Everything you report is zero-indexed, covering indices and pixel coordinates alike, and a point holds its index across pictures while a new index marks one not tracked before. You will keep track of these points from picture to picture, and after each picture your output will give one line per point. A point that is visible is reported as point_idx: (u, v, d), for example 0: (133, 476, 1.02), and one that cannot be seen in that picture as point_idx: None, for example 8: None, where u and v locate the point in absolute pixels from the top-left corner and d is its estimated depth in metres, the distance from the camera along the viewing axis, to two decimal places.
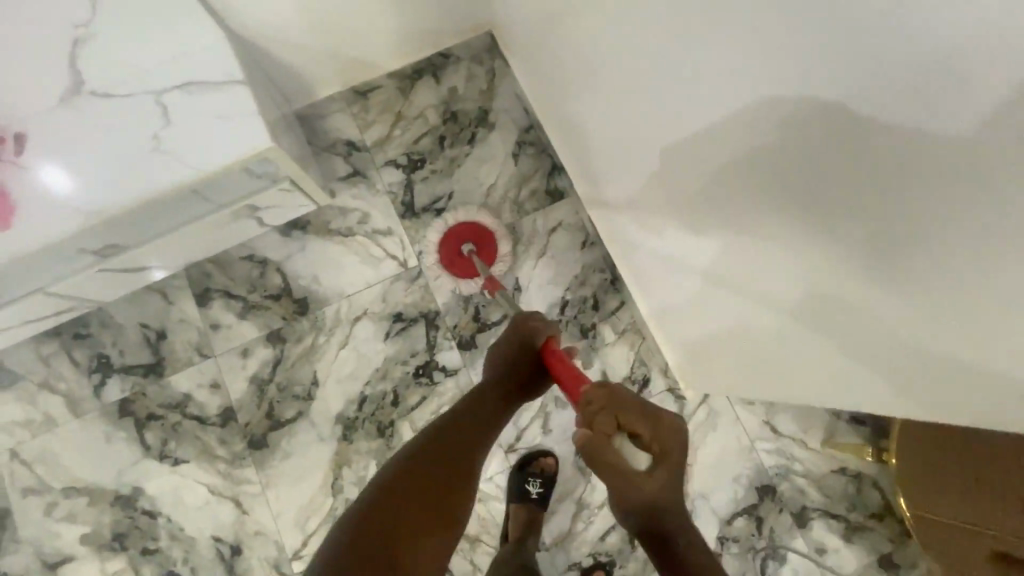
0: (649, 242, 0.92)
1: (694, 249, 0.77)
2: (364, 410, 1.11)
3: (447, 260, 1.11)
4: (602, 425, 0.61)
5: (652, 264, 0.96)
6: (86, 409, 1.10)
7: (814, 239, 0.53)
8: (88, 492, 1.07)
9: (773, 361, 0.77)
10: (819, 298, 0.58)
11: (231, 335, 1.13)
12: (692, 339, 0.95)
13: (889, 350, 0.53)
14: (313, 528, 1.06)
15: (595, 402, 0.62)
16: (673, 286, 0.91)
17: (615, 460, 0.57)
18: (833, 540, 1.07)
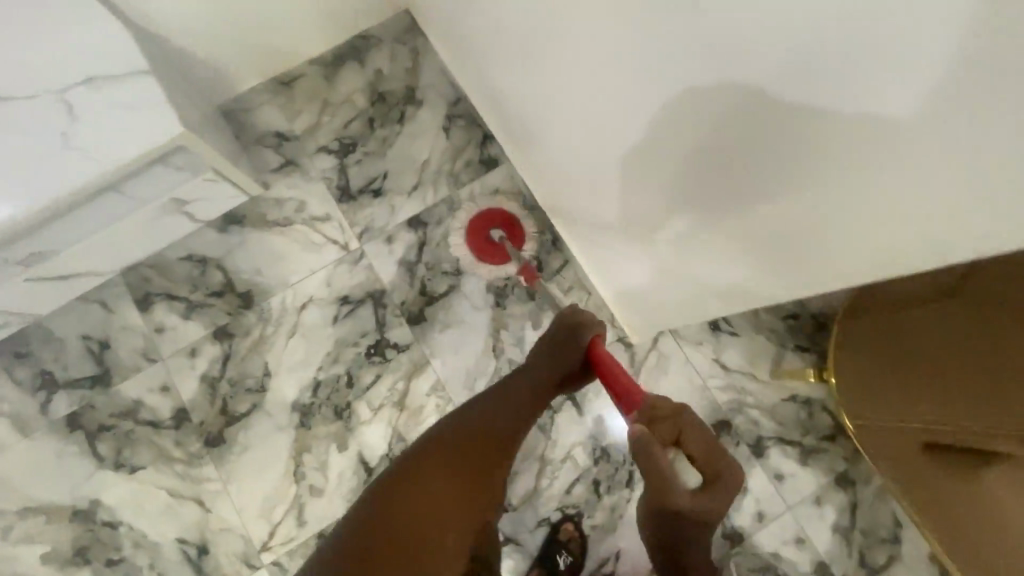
0: (579, 197, 0.94)
1: (625, 204, 0.80)
2: (319, 395, 1.11)
3: (481, 246, 1.16)
4: (660, 433, 0.62)
5: (579, 211, 0.97)
6: (35, 427, 1.08)
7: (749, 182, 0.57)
8: (44, 510, 1.05)
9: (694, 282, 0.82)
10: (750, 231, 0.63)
11: (177, 336, 1.12)
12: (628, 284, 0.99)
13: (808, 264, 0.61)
14: (279, 518, 1.06)
15: (662, 412, 0.62)
16: (601, 228, 0.93)
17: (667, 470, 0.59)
18: (791, 464, 1.11)
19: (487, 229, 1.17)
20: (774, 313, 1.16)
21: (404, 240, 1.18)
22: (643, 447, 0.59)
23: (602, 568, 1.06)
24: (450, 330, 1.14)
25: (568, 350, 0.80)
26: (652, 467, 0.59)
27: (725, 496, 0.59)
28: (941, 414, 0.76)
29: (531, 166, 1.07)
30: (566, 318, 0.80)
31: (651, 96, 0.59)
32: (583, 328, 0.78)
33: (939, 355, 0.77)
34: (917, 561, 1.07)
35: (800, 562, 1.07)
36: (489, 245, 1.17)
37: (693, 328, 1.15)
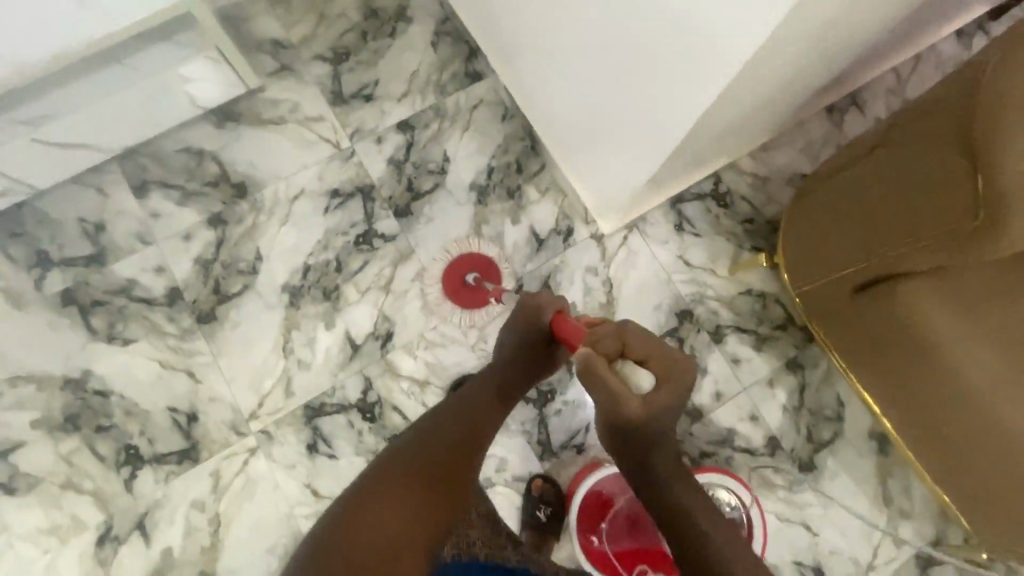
0: (544, 83, 1.06)
1: (568, 79, 0.97)
2: (309, 278, 1.17)
3: (457, 290, 1.14)
4: (604, 351, 0.74)
5: (546, 99, 1.08)
6: (29, 301, 1.12)
7: (631, 49, 0.77)
8: (36, 379, 1.08)
9: (621, 153, 0.96)
10: (633, 100, 0.84)
11: (171, 222, 1.17)
12: (583, 169, 1.12)
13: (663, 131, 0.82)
14: (266, 390, 1.11)
15: (603, 334, 0.75)
16: (563, 112, 1.05)
17: (612, 383, 0.70)
18: (748, 351, 1.21)
19: (463, 272, 1.15)
20: (733, 218, 1.27)
21: (393, 141, 1.25)
22: (587, 364, 0.71)
23: (572, 440, 1.14)
24: (435, 223, 1.22)
25: (532, 332, 0.81)
26: (589, 370, 0.71)
27: (676, 395, 0.71)
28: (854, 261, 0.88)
29: (511, 73, 1.18)
30: (526, 303, 0.81)
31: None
32: (544, 305, 0.80)
33: (866, 197, 0.86)
34: (857, 436, 1.18)
35: (753, 437, 1.17)
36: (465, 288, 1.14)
37: (660, 228, 1.25)
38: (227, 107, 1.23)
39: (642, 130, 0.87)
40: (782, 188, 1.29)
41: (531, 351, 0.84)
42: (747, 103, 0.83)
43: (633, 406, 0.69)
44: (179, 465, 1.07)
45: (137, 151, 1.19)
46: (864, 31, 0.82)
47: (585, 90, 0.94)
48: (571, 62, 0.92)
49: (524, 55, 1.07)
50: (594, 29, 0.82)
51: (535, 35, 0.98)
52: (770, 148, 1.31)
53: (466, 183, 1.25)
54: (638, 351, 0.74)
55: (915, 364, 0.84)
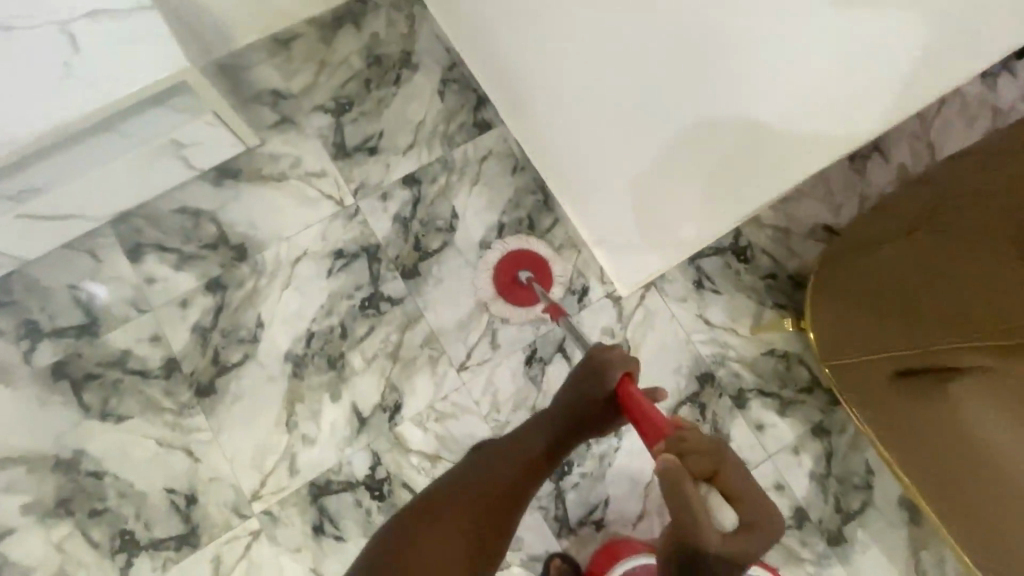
0: (555, 133, 0.98)
1: (589, 131, 0.88)
2: (313, 346, 1.11)
3: (507, 287, 1.12)
4: (692, 467, 0.60)
5: (556, 150, 1.00)
6: (17, 376, 1.06)
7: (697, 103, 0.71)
8: (26, 460, 1.03)
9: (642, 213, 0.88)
10: (677, 159, 0.77)
11: (167, 287, 1.12)
12: (588, 225, 1.03)
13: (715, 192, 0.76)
14: (270, 467, 1.06)
15: (696, 443, 0.61)
16: (576, 165, 0.97)
17: (695, 510, 0.57)
18: (772, 415, 1.16)
19: (513, 272, 1.13)
20: (754, 273, 1.22)
21: (399, 197, 1.20)
22: (672, 477, 0.58)
23: (591, 515, 1.09)
24: (444, 284, 1.16)
25: (593, 389, 0.77)
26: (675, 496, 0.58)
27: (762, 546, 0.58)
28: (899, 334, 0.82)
29: (522, 128, 1.13)
30: (593, 358, 0.79)
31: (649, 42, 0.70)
32: (613, 364, 0.76)
33: (914, 267, 0.81)
34: (887, 505, 1.13)
35: (779, 508, 1.12)
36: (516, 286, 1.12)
37: (678, 286, 1.20)
38: (225, 164, 1.17)
39: (681, 191, 0.80)
40: (804, 241, 1.24)
41: (591, 408, 0.79)
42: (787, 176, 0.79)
43: (713, 547, 0.57)
44: (178, 550, 1.02)
45: (130, 213, 1.13)
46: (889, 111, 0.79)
47: (610, 144, 0.86)
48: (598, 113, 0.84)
49: (533, 107, 1.00)
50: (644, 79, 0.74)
51: (553, 81, 0.90)
52: (791, 198, 1.25)
53: (476, 241, 1.19)
54: (726, 481, 0.60)
55: (963, 463, 0.78)
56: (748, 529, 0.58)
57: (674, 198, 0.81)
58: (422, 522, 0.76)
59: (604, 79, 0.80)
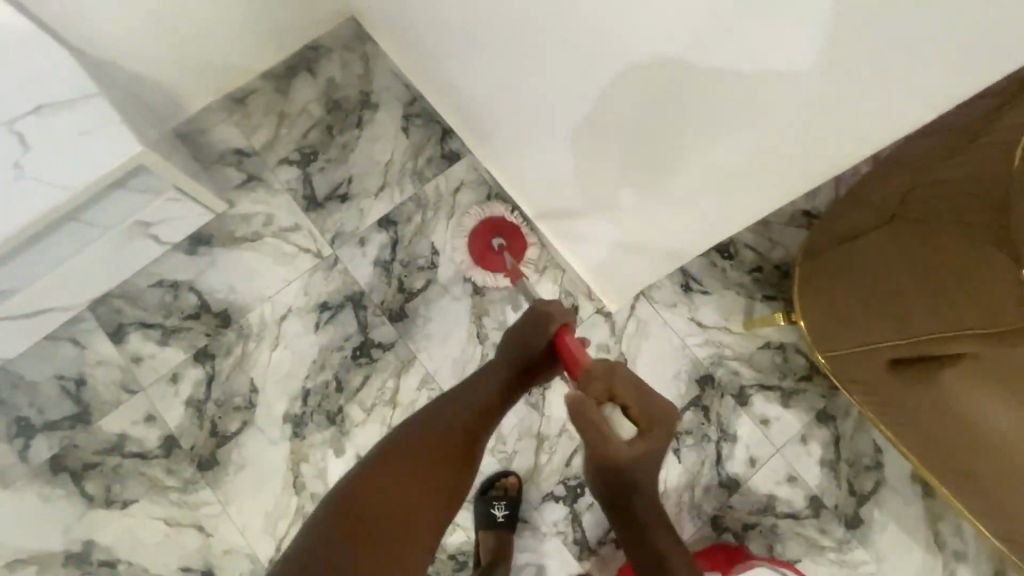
0: (530, 165, 1.00)
1: (562, 168, 0.91)
2: (310, 403, 1.11)
3: (481, 254, 1.17)
4: (596, 393, 0.74)
5: (532, 178, 1.02)
6: (15, 475, 1.04)
7: (649, 155, 0.72)
8: (36, 559, 1.02)
9: (627, 238, 0.92)
10: (649, 200, 0.79)
11: (156, 364, 1.11)
12: (577, 244, 1.07)
13: (686, 226, 0.79)
14: (283, 532, 1.05)
15: (596, 372, 0.75)
16: (554, 195, 1.00)
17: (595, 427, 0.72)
18: (776, 409, 1.16)
19: (488, 238, 1.18)
20: (739, 268, 1.22)
21: (377, 241, 1.19)
22: (577, 406, 0.73)
23: (609, 534, 1.08)
24: (434, 322, 1.16)
25: (534, 339, 0.81)
26: (582, 420, 0.73)
27: (662, 441, 0.73)
28: (873, 328, 0.86)
29: (492, 155, 1.12)
30: (536, 311, 0.83)
31: (591, 100, 0.72)
32: (550, 318, 0.81)
33: (883, 265, 0.83)
34: (900, 482, 1.14)
35: (794, 500, 1.12)
36: (489, 252, 1.17)
37: (667, 292, 1.20)
38: (197, 231, 1.16)
39: (657, 224, 0.83)
40: (786, 230, 1.24)
41: (530, 361, 0.83)
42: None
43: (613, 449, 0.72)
44: None
45: (108, 294, 1.12)
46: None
47: (583, 180, 0.89)
48: (565, 153, 0.87)
49: (503, 136, 1.02)
50: (596, 132, 0.76)
51: (520, 121, 0.92)
52: None
53: (459, 273, 1.19)
54: (625, 395, 0.74)
55: (947, 434, 0.83)
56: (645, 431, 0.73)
57: (653, 225, 0.83)
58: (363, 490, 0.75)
59: (564, 129, 0.82)
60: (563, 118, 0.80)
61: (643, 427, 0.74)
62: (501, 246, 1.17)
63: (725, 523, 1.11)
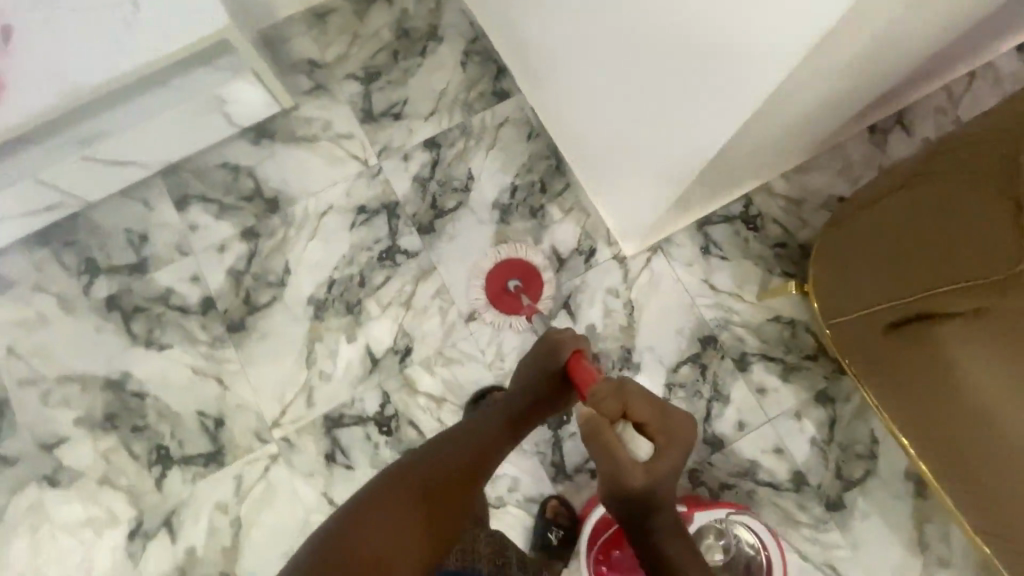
0: (561, 103, 1.08)
1: (582, 109, 0.99)
2: (334, 291, 1.20)
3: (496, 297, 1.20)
4: (607, 411, 0.75)
5: (563, 116, 1.10)
6: (78, 305, 1.20)
7: (644, 99, 0.79)
8: (81, 378, 1.16)
9: (634, 181, 0.98)
10: (645, 146, 0.86)
11: (208, 233, 1.23)
12: (595, 188, 1.14)
13: (677, 172, 0.85)
14: (290, 398, 1.15)
15: (603, 392, 0.76)
16: (578, 134, 1.07)
17: (609, 447, 0.72)
18: (774, 381, 1.16)
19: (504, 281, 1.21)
20: (763, 241, 1.23)
21: (420, 158, 1.28)
22: (590, 422, 0.74)
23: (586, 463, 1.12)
24: (458, 241, 1.23)
25: (549, 365, 0.85)
26: (596, 438, 0.73)
27: (678, 452, 0.72)
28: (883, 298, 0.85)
29: (536, 92, 1.19)
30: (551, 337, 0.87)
31: (601, 41, 0.81)
32: (563, 341, 0.85)
33: (897, 231, 0.83)
34: (892, 475, 1.12)
35: (777, 471, 1.12)
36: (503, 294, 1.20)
37: (685, 251, 1.22)
38: (264, 126, 1.28)
39: (654, 169, 0.89)
40: (816, 211, 1.25)
41: (546, 390, 0.87)
42: (744, 150, 0.89)
43: (632, 476, 0.70)
44: (206, 467, 1.12)
45: (180, 167, 1.26)
46: (881, 63, 0.77)
47: (598, 125, 0.97)
48: (585, 97, 0.96)
49: (543, 75, 1.10)
50: (605, 74, 0.85)
51: (552, 64, 1.01)
52: (804, 169, 1.26)
53: (490, 201, 1.26)
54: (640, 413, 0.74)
55: (941, 413, 0.82)
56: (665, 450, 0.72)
57: (650, 171, 0.90)
58: (384, 496, 0.74)
59: (582, 72, 0.91)
60: (583, 61, 0.89)
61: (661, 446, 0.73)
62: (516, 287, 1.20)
63: (702, 479, 1.12)
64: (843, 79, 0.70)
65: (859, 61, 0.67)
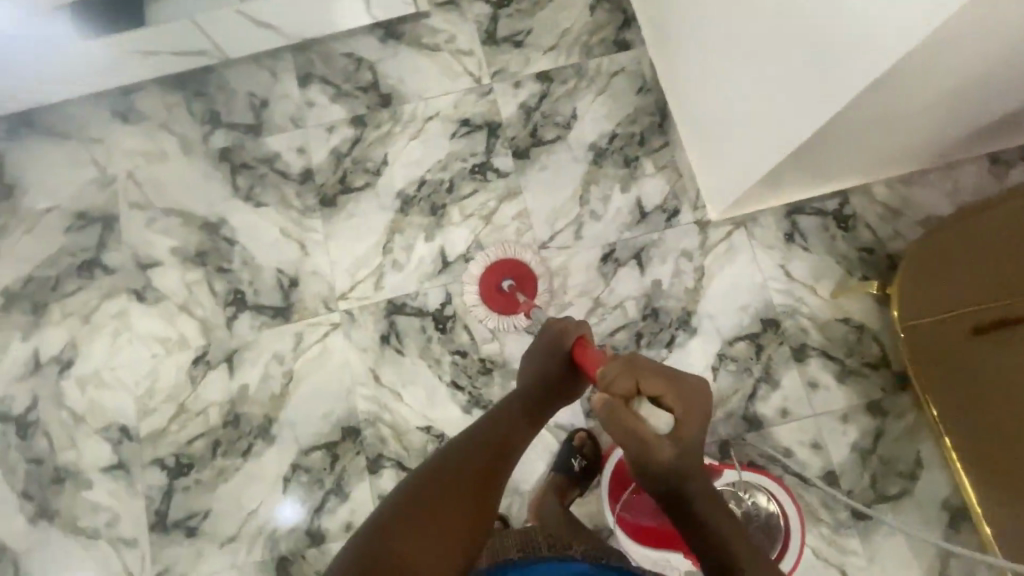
0: (685, 69, 1.17)
1: (707, 73, 1.09)
2: (422, 191, 1.26)
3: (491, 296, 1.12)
4: (619, 392, 0.70)
5: (683, 81, 1.19)
6: (194, 149, 1.30)
7: (772, 64, 0.88)
8: (183, 214, 1.26)
9: (737, 148, 1.07)
10: (760, 110, 0.95)
11: (322, 113, 1.31)
12: (693, 155, 1.22)
13: (782, 138, 0.92)
14: (361, 278, 1.22)
15: (614, 371, 0.71)
16: (694, 99, 1.16)
17: (628, 430, 0.66)
18: (828, 379, 1.15)
19: (497, 280, 1.13)
20: (850, 242, 1.21)
21: (530, 88, 1.32)
22: (603, 411, 0.68)
23: None
24: (548, 172, 1.27)
25: (555, 356, 0.81)
26: (611, 425, 0.67)
27: (702, 425, 0.67)
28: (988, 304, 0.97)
29: (662, 55, 1.26)
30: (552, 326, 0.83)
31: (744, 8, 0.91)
32: (566, 329, 0.81)
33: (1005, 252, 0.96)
34: (927, 500, 1.09)
35: (809, 465, 1.11)
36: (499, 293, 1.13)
37: (768, 233, 1.21)
38: (394, 27, 1.35)
39: (762, 135, 0.98)
40: (912, 226, 1.21)
41: (555, 379, 0.82)
42: (850, 143, 0.98)
43: (658, 453, 0.65)
44: (273, 319, 1.20)
45: (310, 48, 1.34)
46: (1003, 78, 0.84)
47: (718, 90, 1.06)
48: (712, 62, 1.05)
49: (673, 41, 1.19)
50: (740, 40, 0.94)
51: (688, 30, 1.11)
52: (910, 181, 1.23)
53: (587, 142, 1.28)
54: (655, 389, 0.69)
55: (990, 407, 0.96)
56: (686, 422, 0.67)
57: (757, 137, 0.99)
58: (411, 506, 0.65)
59: (717, 38, 1.01)
60: (721, 27, 0.99)
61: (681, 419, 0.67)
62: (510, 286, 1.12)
63: (732, 452, 1.12)
64: (963, 72, 0.78)
65: (986, 58, 0.75)
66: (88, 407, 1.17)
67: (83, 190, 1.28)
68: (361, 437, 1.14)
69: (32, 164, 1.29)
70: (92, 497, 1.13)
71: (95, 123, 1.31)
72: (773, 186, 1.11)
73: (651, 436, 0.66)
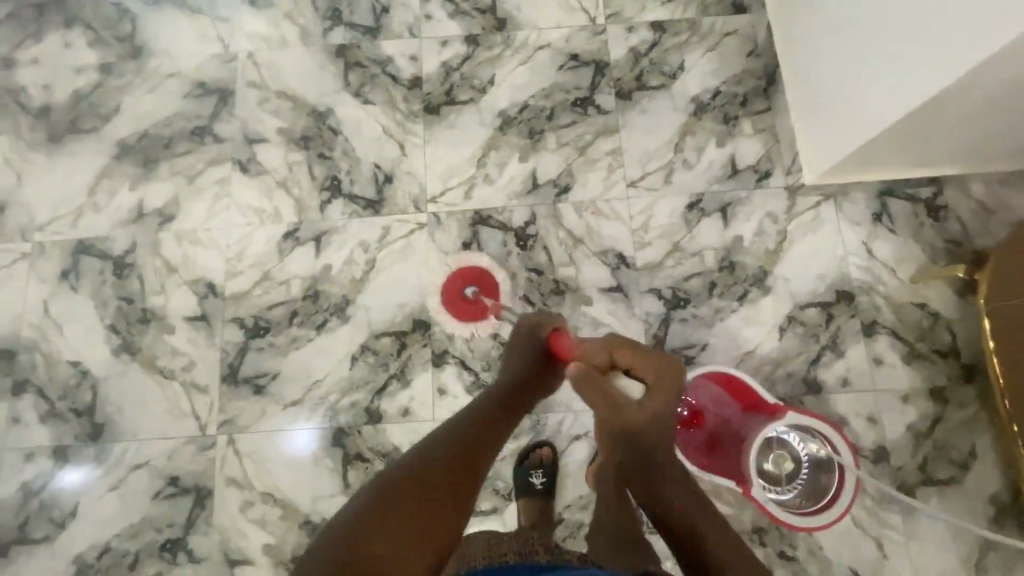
0: (799, 38, 1.19)
1: (820, 43, 1.11)
2: (523, 115, 1.30)
3: (457, 305, 1.15)
4: (598, 363, 0.82)
5: (796, 50, 1.21)
6: (314, 41, 1.36)
7: (886, 36, 0.92)
8: (294, 99, 1.32)
9: (835, 119, 1.10)
10: (865, 82, 0.99)
11: (438, 27, 1.36)
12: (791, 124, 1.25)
13: (882, 110, 0.96)
14: (451, 185, 1.26)
15: (593, 347, 0.83)
16: (804, 68, 1.19)
17: (607, 394, 0.79)
18: (894, 358, 1.15)
19: (461, 287, 1.16)
20: (938, 231, 1.21)
21: (642, 35, 1.34)
22: (582, 378, 0.79)
23: (685, 348, 1.17)
24: (647, 117, 1.29)
25: (533, 345, 0.89)
26: (590, 390, 0.79)
27: (670, 394, 0.79)
28: None
29: (780, 22, 1.28)
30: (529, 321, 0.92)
31: None
32: (543, 322, 0.90)
33: None
34: (975, 490, 1.09)
35: (862, 436, 1.12)
36: (463, 302, 1.15)
37: (857, 210, 1.22)
38: None
39: (862, 107, 1.01)
40: (1005, 226, 1.20)
41: (532, 369, 0.88)
42: (941, 136, 1.04)
43: (629, 415, 0.78)
44: (364, 210, 1.25)
45: None
46: None
47: (827, 61, 1.09)
48: (826, 32, 1.08)
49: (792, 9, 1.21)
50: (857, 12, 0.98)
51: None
52: (1012, 182, 1.21)
53: (690, 94, 1.30)
54: (627, 362, 0.82)
55: None
56: (656, 390, 0.79)
57: (858, 109, 1.02)
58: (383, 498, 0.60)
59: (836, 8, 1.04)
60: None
61: (651, 387, 0.80)
62: (474, 293, 1.15)
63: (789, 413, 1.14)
64: None
65: None
66: (181, 259, 1.24)
67: (205, 62, 1.35)
68: (430, 331, 1.19)
69: (163, 30, 1.37)
70: (173, 342, 1.21)
71: (225, 3, 1.38)
72: (866, 164, 1.14)
73: (623, 402, 0.79)
